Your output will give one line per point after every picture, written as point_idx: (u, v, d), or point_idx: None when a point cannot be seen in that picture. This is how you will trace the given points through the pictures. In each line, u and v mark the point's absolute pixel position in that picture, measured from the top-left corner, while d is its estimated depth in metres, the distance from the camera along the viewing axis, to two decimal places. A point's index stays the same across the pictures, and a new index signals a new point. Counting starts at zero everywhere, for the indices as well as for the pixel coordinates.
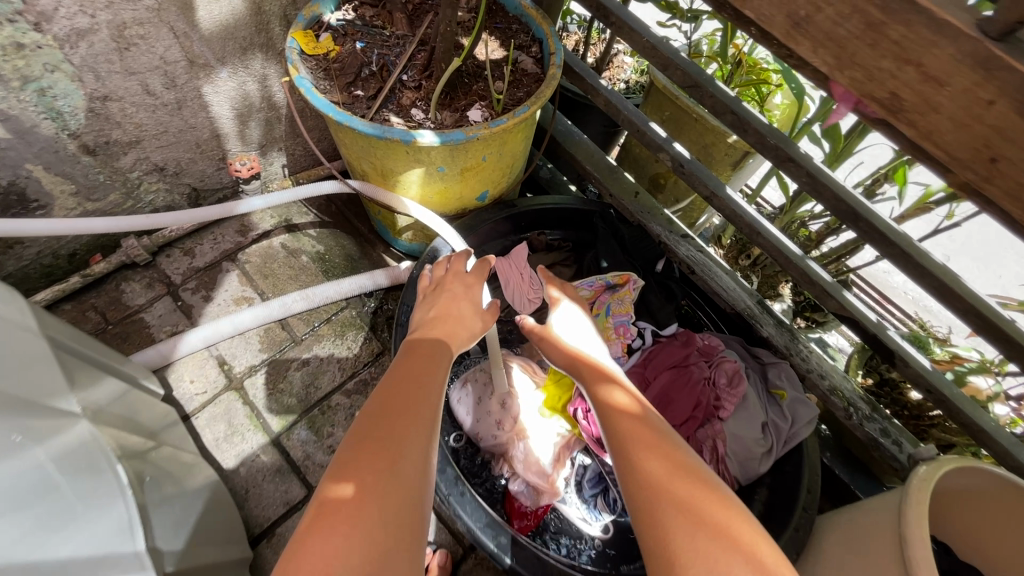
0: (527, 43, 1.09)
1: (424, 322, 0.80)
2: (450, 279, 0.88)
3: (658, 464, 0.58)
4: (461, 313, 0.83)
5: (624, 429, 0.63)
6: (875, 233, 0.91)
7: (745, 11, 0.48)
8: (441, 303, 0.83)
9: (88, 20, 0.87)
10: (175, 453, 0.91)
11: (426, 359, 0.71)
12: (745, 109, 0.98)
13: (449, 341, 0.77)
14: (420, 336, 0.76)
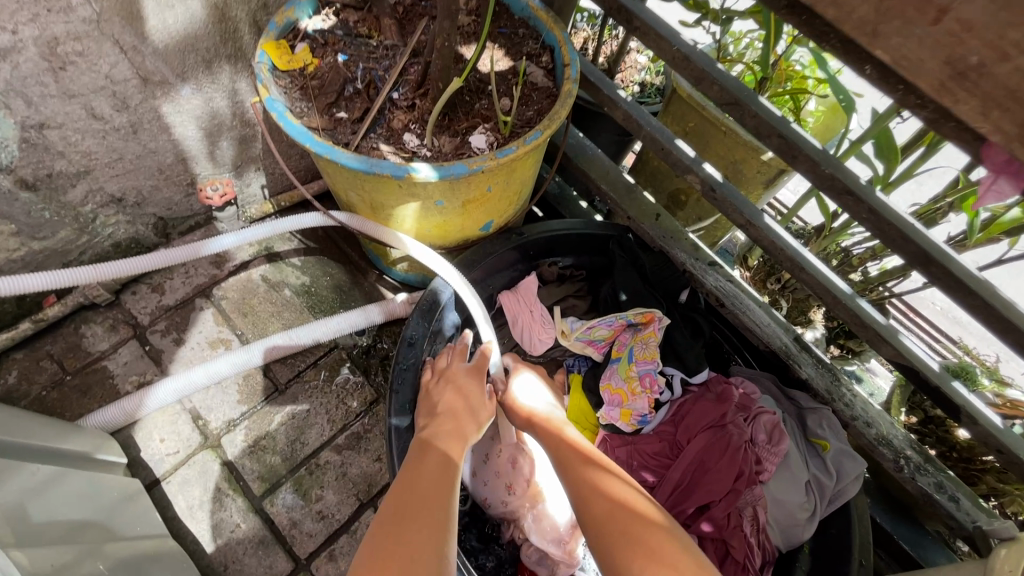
0: (537, 52, 0.94)
1: (433, 416, 0.82)
2: (454, 372, 0.89)
3: (646, 561, 0.62)
4: (470, 403, 0.85)
5: (609, 521, 0.68)
6: (952, 281, 0.78)
7: (876, 50, 0.34)
8: (446, 398, 0.85)
9: (10, 37, 0.72)
10: (131, 543, 0.79)
11: (436, 458, 0.73)
12: (795, 131, 0.84)
13: (459, 436, 0.79)
14: (430, 431, 0.79)
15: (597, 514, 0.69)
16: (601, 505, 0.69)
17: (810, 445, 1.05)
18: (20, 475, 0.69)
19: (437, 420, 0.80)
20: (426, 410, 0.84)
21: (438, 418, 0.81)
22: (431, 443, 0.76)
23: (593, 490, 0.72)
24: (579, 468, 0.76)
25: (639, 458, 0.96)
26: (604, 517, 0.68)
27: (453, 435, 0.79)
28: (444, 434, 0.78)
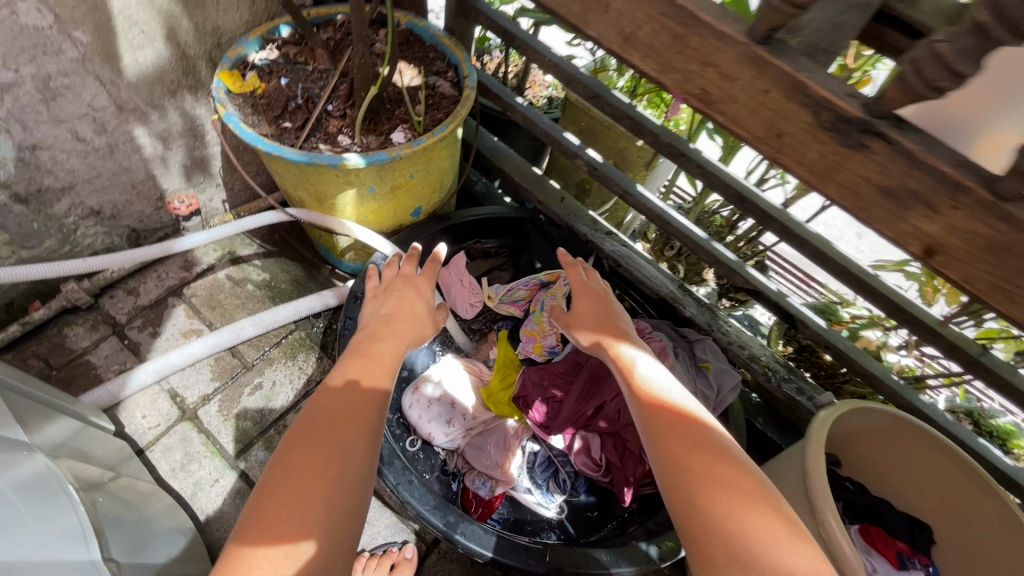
0: (444, 69, 1.19)
1: (376, 320, 0.83)
2: (400, 282, 0.91)
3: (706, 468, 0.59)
4: (413, 311, 0.85)
5: (661, 421, 0.65)
6: (761, 212, 1.06)
7: (588, 30, 0.57)
8: (395, 301, 0.86)
9: (13, 74, 0.91)
10: (133, 483, 0.96)
11: (371, 376, 0.70)
12: (640, 114, 1.11)
13: (401, 335, 0.80)
14: (369, 333, 0.79)
15: (652, 415, 0.66)
16: (655, 405, 0.67)
17: (697, 368, 1.26)
18: (52, 424, 0.85)
19: (373, 337, 0.78)
20: (372, 316, 0.84)
21: (375, 337, 0.78)
22: (365, 362, 0.72)
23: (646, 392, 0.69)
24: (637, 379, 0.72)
25: (549, 377, 1.12)
26: (655, 414, 0.66)
27: (394, 341, 0.78)
28: (386, 338, 0.78)
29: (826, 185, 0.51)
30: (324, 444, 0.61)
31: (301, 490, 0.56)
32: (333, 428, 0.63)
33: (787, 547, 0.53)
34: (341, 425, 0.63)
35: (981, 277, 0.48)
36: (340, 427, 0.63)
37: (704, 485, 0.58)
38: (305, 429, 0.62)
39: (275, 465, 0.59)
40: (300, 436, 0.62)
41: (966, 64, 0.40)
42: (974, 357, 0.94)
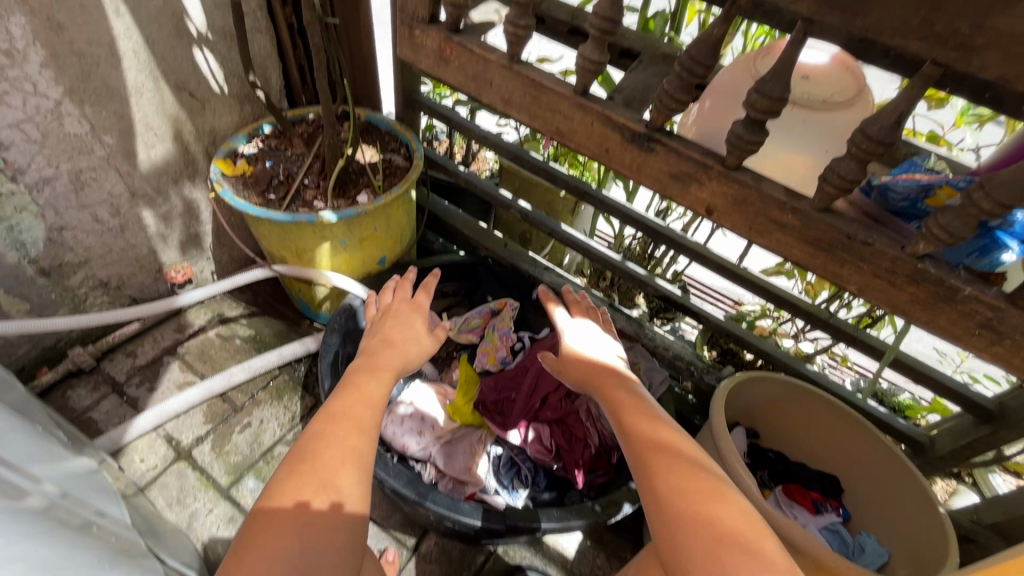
0: (397, 147, 1.50)
1: (372, 345, 0.89)
2: (397, 306, 0.99)
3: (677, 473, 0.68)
4: (403, 336, 0.91)
5: (652, 450, 0.72)
6: (652, 231, 1.35)
7: (483, 98, 0.86)
8: (388, 328, 0.93)
9: (53, 171, 1.16)
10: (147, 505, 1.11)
11: (348, 451, 0.70)
12: (552, 167, 1.43)
13: (390, 365, 0.85)
14: (366, 359, 0.85)
15: (641, 441, 0.74)
16: (647, 431, 0.75)
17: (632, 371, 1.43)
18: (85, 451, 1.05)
19: (355, 386, 0.78)
20: (367, 341, 0.91)
21: (352, 391, 0.77)
22: (338, 430, 0.71)
23: (637, 420, 0.77)
24: (626, 407, 0.80)
25: (502, 382, 1.34)
26: (644, 439, 0.74)
27: (385, 365, 0.84)
28: (378, 363, 0.84)
29: (643, 178, 0.78)
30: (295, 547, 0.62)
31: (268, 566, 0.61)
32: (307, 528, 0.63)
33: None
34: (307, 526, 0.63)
35: (741, 224, 0.74)
36: (312, 525, 0.64)
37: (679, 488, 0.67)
38: (270, 529, 0.63)
39: (244, 540, 0.63)
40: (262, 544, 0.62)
41: (683, 95, 0.69)
42: (825, 320, 1.20)
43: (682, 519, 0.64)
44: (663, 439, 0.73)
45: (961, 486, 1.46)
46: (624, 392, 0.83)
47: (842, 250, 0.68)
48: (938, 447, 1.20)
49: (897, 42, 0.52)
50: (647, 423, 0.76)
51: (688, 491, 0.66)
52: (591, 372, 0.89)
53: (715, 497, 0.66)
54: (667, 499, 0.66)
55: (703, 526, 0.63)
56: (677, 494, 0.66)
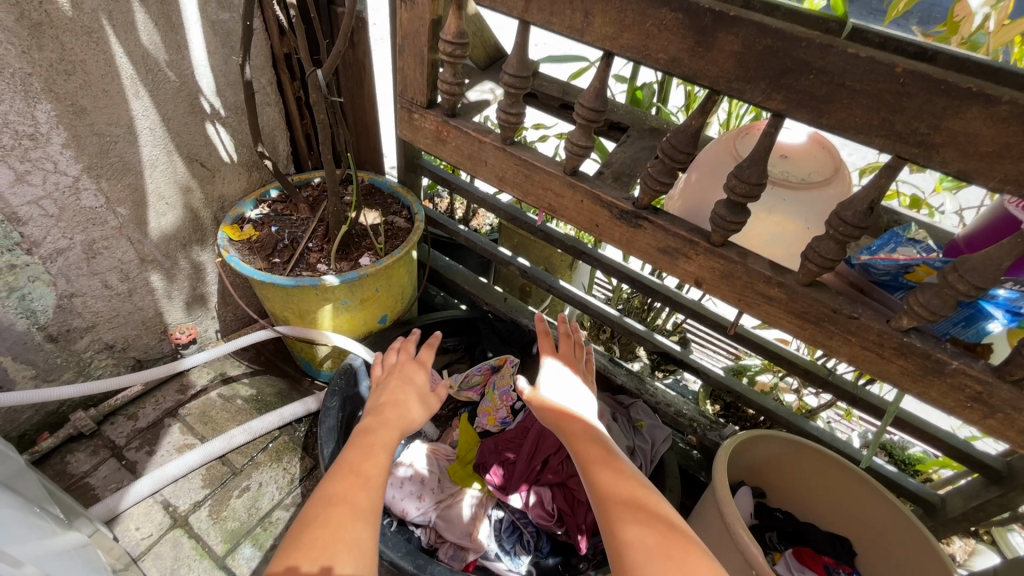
0: (399, 210, 1.55)
1: (374, 408, 0.88)
2: (401, 367, 0.99)
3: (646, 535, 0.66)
4: (407, 398, 0.91)
5: (620, 510, 0.69)
6: (649, 289, 1.37)
7: (478, 175, 0.91)
8: (391, 390, 0.92)
9: (67, 241, 1.21)
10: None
11: (348, 513, 0.68)
12: (549, 228, 1.47)
13: (392, 428, 0.84)
14: (367, 423, 0.84)
15: (608, 496, 0.72)
16: (613, 486, 0.72)
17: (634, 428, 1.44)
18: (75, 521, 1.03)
19: (359, 451, 0.78)
20: (371, 404, 0.90)
21: (355, 458, 0.77)
22: (342, 499, 0.70)
23: (602, 473, 0.75)
24: (592, 458, 0.77)
25: (503, 442, 1.33)
26: (610, 495, 0.72)
27: (386, 429, 0.83)
28: (380, 427, 0.83)
29: (632, 251, 0.81)
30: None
31: None
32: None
33: None
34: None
35: (730, 295, 0.76)
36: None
37: (651, 553, 0.64)
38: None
39: None
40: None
41: (667, 177, 0.72)
42: (825, 378, 1.19)
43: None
44: (630, 495, 0.71)
45: (980, 545, 1.39)
46: (590, 442, 0.81)
47: (829, 322, 0.70)
48: (950, 508, 1.17)
49: (862, 139, 0.55)
50: (612, 477, 0.74)
51: (656, 553, 0.64)
52: (559, 419, 0.86)
53: (684, 559, 0.63)
54: (635, 562, 0.64)
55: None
56: (643, 556, 0.64)
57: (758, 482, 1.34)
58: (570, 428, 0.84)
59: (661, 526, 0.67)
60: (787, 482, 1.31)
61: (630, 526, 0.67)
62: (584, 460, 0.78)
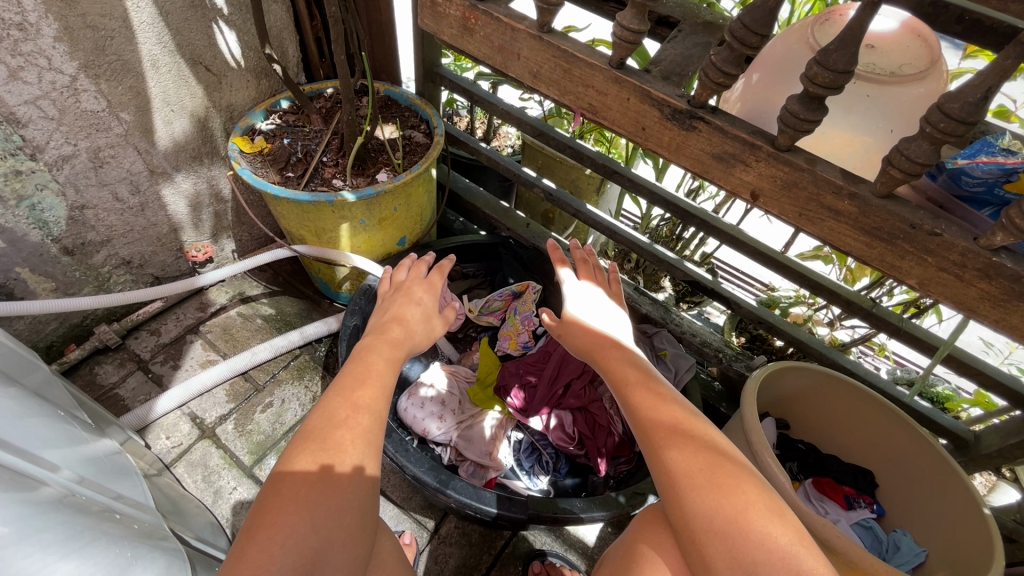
0: (417, 123, 1.45)
1: (380, 322, 0.84)
2: (409, 284, 0.94)
3: (691, 459, 0.63)
4: (414, 318, 0.86)
5: (662, 435, 0.66)
6: (683, 212, 1.28)
7: (509, 72, 0.81)
8: (398, 307, 0.88)
9: (72, 148, 1.15)
10: (172, 484, 1.11)
11: (357, 426, 0.66)
12: (578, 144, 1.36)
13: (401, 345, 0.81)
14: (375, 338, 0.80)
15: (651, 425, 0.68)
16: (653, 412, 0.69)
17: (657, 357, 1.39)
18: (109, 429, 1.06)
19: (364, 369, 0.74)
20: (375, 321, 0.86)
21: (361, 373, 0.73)
22: (349, 413, 0.67)
23: (643, 399, 0.71)
24: (631, 385, 0.73)
25: (524, 366, 1.31)
26: (651, 421, 0.68)
27: (394, 343, 0.80)
28: (387, 341, 0.80)
29: (681, 158, 0.72)
30: (301, 528, 0.58)
31: (272, 537, 0.57)
32: (314, 506, 0.60)
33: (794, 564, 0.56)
34: (313, 506, 0.59)
35: (790, 209, 0.68)
36: (317, 499, 0.60)
37: (697, 479, 0.62)
38: (274, 508, 0.59)
39: (255, 511, 0.59)
40: (264, 524, 0.58)
41: (730, 68, 0.62)
42: (868, 309, 1.14)
43: (701, 514, 0.60)
44: (675, 423, 0.67)
45: (1001, 482, 1.37)
46: (628, 367, 0.76)
47: (903, 240, 0.62)
48: (984, 445, 1.14)
49: (993, 6, 0.45)
50: (654, 404, 0.69)
51: (706, 486, 0.61)
52: (595, 345, 0.81)
53: (736, 488, 0.61)
54: (683, 490, 0.62)
55: (726, 522, 0.58)
56: (693, 489, 0.61)
57: (780, 413, 1.32)
58: (602, 350, 0.80)
59: (712, 456, 0.63)
60: (810, 412, 1.29)
61: (679, 457, 0.64)
62: (622, 386, 0.74)
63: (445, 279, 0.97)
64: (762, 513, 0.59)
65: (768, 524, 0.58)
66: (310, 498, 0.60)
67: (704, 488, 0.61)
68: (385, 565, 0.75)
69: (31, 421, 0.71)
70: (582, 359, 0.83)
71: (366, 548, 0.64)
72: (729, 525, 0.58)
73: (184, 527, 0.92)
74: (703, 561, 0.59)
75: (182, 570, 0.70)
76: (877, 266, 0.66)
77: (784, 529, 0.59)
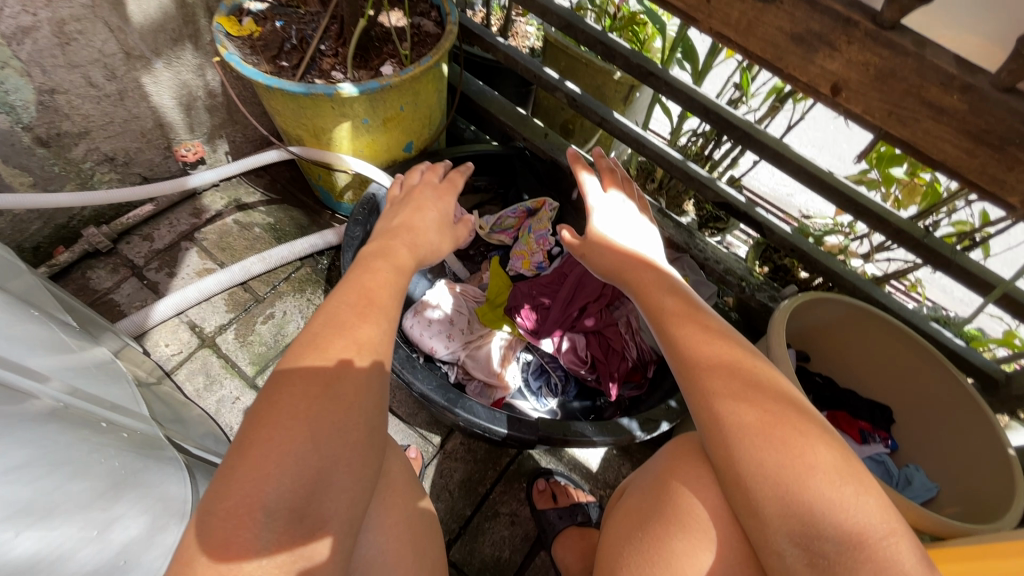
0: (427, 10, 1.28)
1: (385, 230, 0.75)
2: (419, 189, 0.84)
3: (737, 397, 0.57)
4: (426, 227, 0.77)
5: (705, 371, 0.59)
6: (723, 122, 1.14)
7: None
8: (407, 214, 0.78)
9: (31, 19, 1.00)
10: (172, 392, 1.08)
11: (359, 337, 0.59)
12: (611, 39, 1.20)
13: (408, 254, 0.72)
14: (377, 248, 0.71)
15: (694, 360, 0.61)
16: (695, 345, 0.61)
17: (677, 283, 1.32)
18: (107, 337, 1.03)
19: (372, 279, 0.66)
20: (381, 228, 0.77)
21: (363, 282, 0.65)
22: (352, 324, 0.60)
23: (684, 328, 0.63)
24: (670, 314, 0.65)
25: (538, 288, 1.23)
26: (693, 355, 0.61)
27: (400, 252, 0.71)
28: (394, 249, 0.71)
29: (749, 40, 0.60)
30: (301, 446, 0.51)
31: (272, 456, 0.50)
32: (318, 422, 0.53)
33: (857, 511, 0.50)
34: (313, 426, 0.52)
35: (877, 107, 0.56)
36: (319, 416, 0.53)
37: (745, 418, 0.55)
38: (267, 425, 0.52)
39: (248, 425, 0.52)
40: (256, 442, 0.51)
41: None
42: (918, 239, 1.04)
43: (751, 457, 0.54)
44: (723, 358, 0.60)
45: (1016, 424, 1.34)
46: (664, 293, 0.68)
47: (1018, 146, 0.52)
48: (1016, 385, 1.09)
49: None
50: (696, 335, 0.62)
51: (754, 426, 0.55)
52: (625, 267, 0.73)
53: (789, 429, 0.54)
54: (729, 430, 0.56)
55: (779, 468, 0.52)
56: (740, 429, 0.55)
57: (798, 343, 1.27)
58: (638, 275, 0.71)
59: (763, 394, 0.57)
60: (831, 342, 1.23)
61: (724, 394, 0.57)
62: (658, 315, 0.66)
63: (460, 189, 0.87)
64: (823, 457, 0.53)
65: (828, 468, 0.52)
66: (313, 415, 0.53)
67: (752, 428, 0.55)
68: (393, 482, 0.72)
69: (5, 321, 0.64)
70: (608, 282, 0.76)
71: (375, 465, 0.59)
72: (782, 469, 0.52)
73: (187, 436, 0.91)
74: (750, 505, 0.54)
75: (181, 480, 0.67)
76: (974, 180, 0.56)
77: (842, 472, 0.53)
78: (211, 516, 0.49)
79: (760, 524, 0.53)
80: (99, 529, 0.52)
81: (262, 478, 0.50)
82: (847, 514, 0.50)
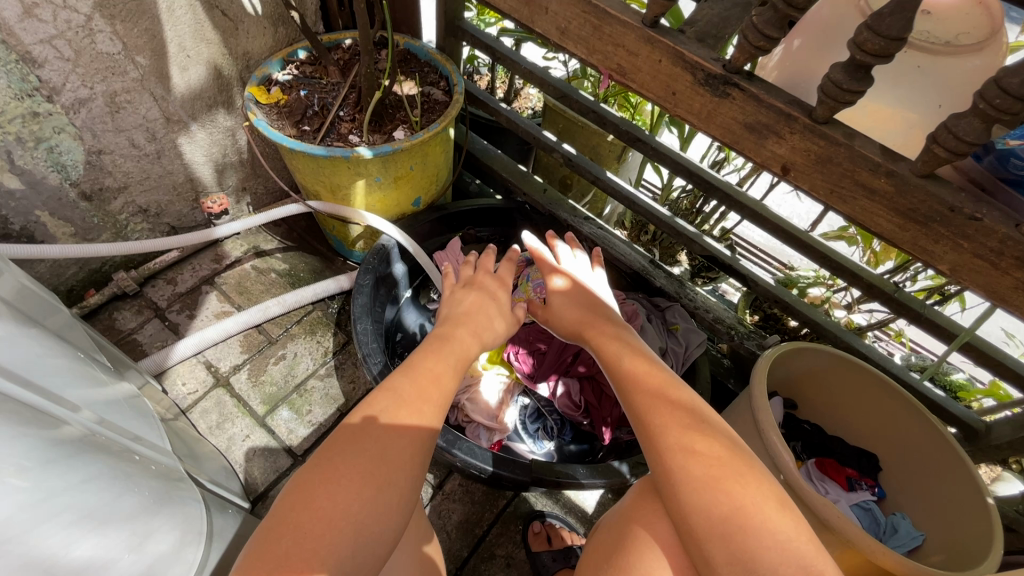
0: (436, 80, 1.41)
1: (452, 317, 0.86)
2: (480, 278, 0.94)
3: (688, 441, 0.67)
4: (489, 314, 0.88)
5: (662, 418, 0.70)
6: (705, 183, 1.24)
7: (536, 28, 0.79)
8: (471, 301, 0.89)
9: (88, 91, 1.13)
10: (188, 429, 1.15)
11: (416, 409, 0.69)
12: (602, 108, 1.32)
13: (472, 339, 0.83)
14: (444, 333, 0.82)
15: (653, 406, 0.72)
16: (656, 395, 0.73)
17: (668, 331, 1.38)
18: (133, 375, 1.12)
19: (431, 359, 0.76)
20: (447, 314, 0.87)
21: (429, 364, 0.75)
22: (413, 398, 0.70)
23: (648, 379, 0.75)
24: (638, 369, 0.77)
25: (535, 334, 1.32)
26: (654, 403, 0.72)
27: (471, 339, 0.82)
28: (464, 335, 0.82)
29: (710, 126, 0.70)
30: (355, 502, 0.61)
31: (329, 510, 0.60)
32: (371, 480, 0.63)
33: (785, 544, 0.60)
34: (373, 482, 0.63)
35: (821, 185, 0.65)
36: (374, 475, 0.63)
37: (694, 459, 0.66)
38: (328, 480, 0.62)
39: (310, 482, 0.62)
40: (318, 495, 0.60)
41: (771, 30, 0.58)
42: (889, 293, 1.11)
43: (693, 492, 0.64)
44: (680, 408, 0.71)
45: (1007, 474, 1.35)
46: (629, 350, 0.81)
47: (940, 224, 0.59)
48: (994, 435, 1.12)
49: None
50: (659, 388, 0.74)
51: (702, 465, 0.65)
52: (583, 323, 0.88)
53: (731, 470, 0.65)
54: (679, 469, 0.66)
55: (721, 505, 0.62)
56: (688, 467, 0.65)
57: (784, 389, 1.31)
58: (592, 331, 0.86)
59: (711, 440, 0.68)
60: (815, 389, 1.28)
61: (676, 437, 0.68)
62: (622, 373, 0.78)
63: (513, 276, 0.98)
64: (760, 494, 0.63)
65: (762, 504, 0.62)
66: (370, 473, 0.63)
67: (702, 468, 0.65)
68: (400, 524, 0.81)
69: (48, 355, 0.70)
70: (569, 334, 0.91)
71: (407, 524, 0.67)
72: (723, 505, 0.62)
73: (201, 470, 0.98)
74: (694, 537, 0.63)
75: (197, 513, 0.73)
76: (909, 250, 0.64)
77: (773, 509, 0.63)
78: (250, 561, 0.57)
79: (697, 546, 0.63)
80: (137, 541, 0.58)
81: (322, 529, 0.59)
82: (778, 546, 0.59)
